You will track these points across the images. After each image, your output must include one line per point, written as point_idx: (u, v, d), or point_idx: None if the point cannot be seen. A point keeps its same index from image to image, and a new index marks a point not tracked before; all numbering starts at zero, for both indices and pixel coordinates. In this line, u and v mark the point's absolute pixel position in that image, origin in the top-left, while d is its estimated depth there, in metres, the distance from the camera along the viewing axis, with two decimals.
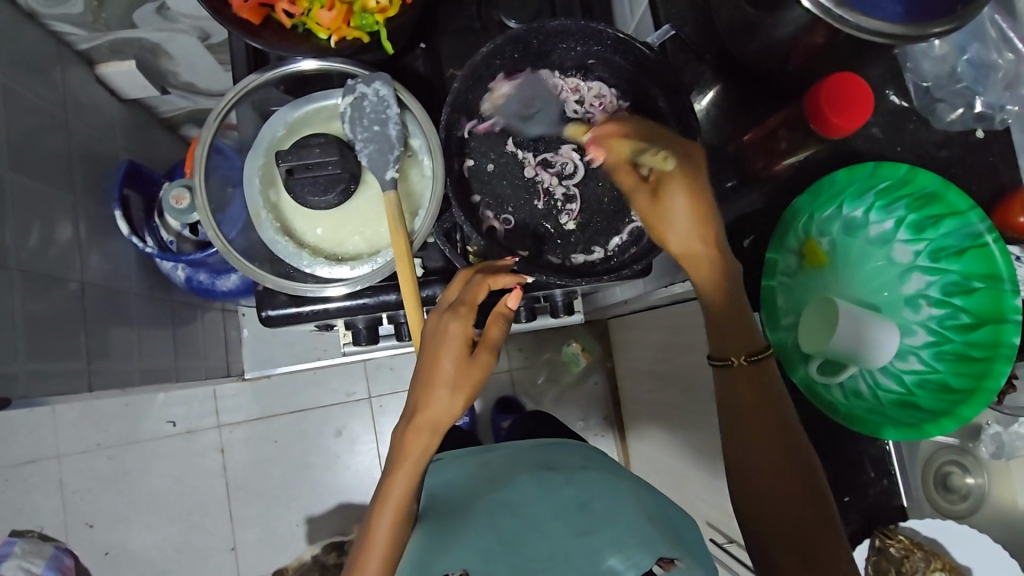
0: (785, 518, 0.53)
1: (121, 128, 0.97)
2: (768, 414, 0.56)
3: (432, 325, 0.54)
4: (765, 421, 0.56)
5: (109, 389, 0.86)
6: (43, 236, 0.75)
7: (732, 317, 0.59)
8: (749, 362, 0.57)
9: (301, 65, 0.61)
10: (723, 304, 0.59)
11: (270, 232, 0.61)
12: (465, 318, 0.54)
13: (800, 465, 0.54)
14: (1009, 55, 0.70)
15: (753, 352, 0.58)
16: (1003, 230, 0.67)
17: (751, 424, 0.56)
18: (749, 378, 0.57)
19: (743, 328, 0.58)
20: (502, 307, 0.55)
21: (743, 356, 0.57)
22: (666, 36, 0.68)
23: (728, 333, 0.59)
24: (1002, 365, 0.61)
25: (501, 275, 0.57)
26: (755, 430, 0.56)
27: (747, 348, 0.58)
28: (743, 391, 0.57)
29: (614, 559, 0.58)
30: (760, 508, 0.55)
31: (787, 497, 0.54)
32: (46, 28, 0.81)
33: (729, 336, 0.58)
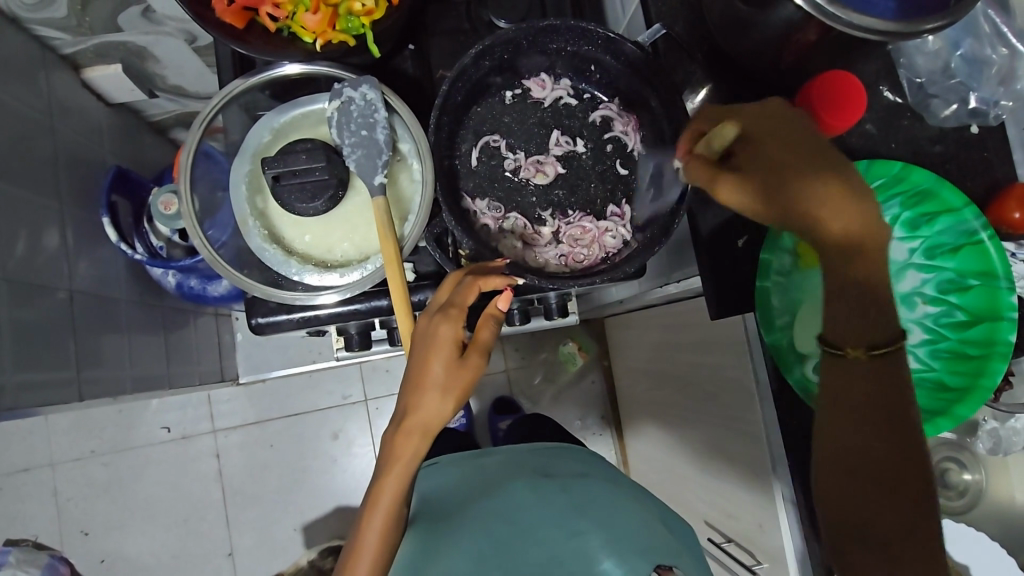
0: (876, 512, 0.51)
1: (108, 133, 0.96)
2: (870, 403, 0.51)
3: (421, 328, 0.53)
4: (859, 408, 0.52)
5: (100, 398, 0.86)
6: (30, 244, 0.74)
7: (866, 306, 0.51)
8: (870, 355, 0.51)
9: (285, 69, 0.60)
10: (848, 272, 0.51)
11: (258, 239, 0.60)
12: (456, 321, 0.52)
13: (897, 459, 0.51)
14: (1003, 51, 0.70)
15: (876, 344, 0.51)
16: (999, 227, 0.67)
17: (850, 409, 0.52)
18: (866, 368, 0.51)
19: (870, 311, 0.51)
20: (493, 309, 0.54)
21: (863, 348, 0.51)
22: (657, 36, 0.67)
23: (839, 315, 0.52)
24: (998, 363, 0.60)
25: (492, 276, 0.55)
26: (855, 418, 0.52)
27: (868, 338, 0.51)
28: (848, 377, 0.52)
29: (609, 563, 0.59)
30: (850, 494, 0.52)
31: (885, 485, 0.51)
32: (30, 32, 0.79)
33: (856, 322, 0.51)
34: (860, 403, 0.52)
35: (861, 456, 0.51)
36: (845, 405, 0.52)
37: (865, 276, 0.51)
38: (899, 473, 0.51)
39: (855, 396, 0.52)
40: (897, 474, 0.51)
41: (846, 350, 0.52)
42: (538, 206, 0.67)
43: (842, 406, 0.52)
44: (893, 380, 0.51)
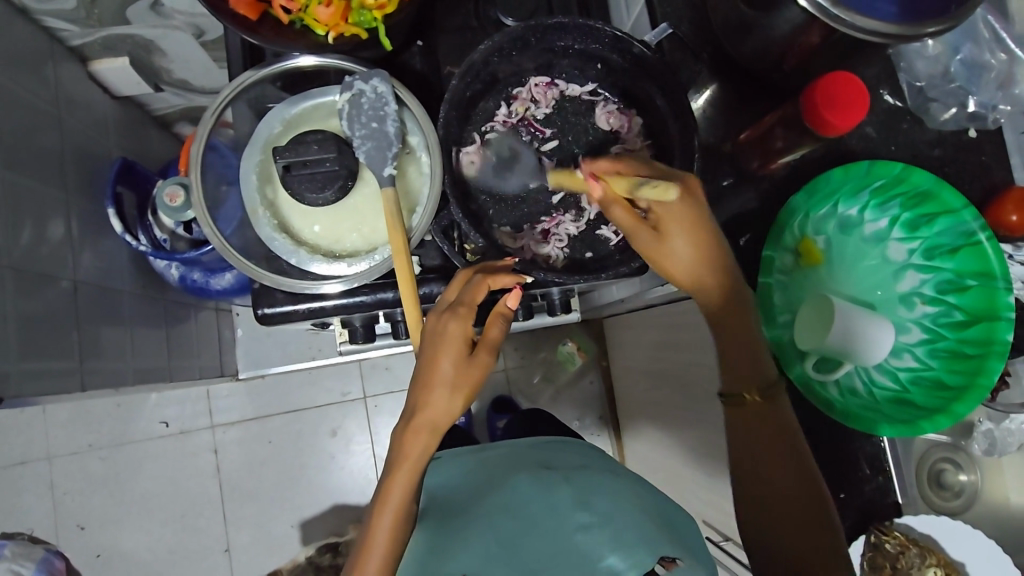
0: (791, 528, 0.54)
1: (114, 125, 0.96)
2: (768, 430, 0.56)
3: (430, 326, 0.53)
4: (757, 438, 0.57)
5: (102, 389, 0.85)
6: (34, 234, 0.74)
7: (737, 354, 0.57)
8: (762, 397, 0.56)
9: (297, 61, 0.61)
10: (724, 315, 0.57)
11: (267, 229, 0.60)
12: (464, 319, 0.53)
13: (806, 492, 0.55)
14: (1001, 55, 0.71)
15: (767, 388, 0.56)
16: (996, 230, 0.67)
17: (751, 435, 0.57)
18: (757, 409, 0.57)
19: (755, 359, 0.57)
20: (502, 307, 0.54)
21: (755, 391, 0.56)
22: (663, 34, 0.70)
23: (738, 363, 0.58)
24: (995, 362, 0.61)
25: (501, 275, 0.56)
26: (760, 448, 0.56)
27: (759, 381, 0.57)
28: (753, 418, 0.57)
29: (613, 559, 0.58)
30: (766, 519, 0.55)
31: (788, 508, 0.54)
32: (39, 23, 0.80)
33: (744, 364, 0.57)
34: (761, 433, 0.56)
35: (767, 481, 0.56)
36: (752, 432, 0.57)
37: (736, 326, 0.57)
38: (801, 502, 0.54)
39: (751, 429, 0.57)
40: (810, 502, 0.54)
41: (742, 394, 0.57)
42: (547, 203, 0.67)
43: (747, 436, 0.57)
44: (787, 419, 0.57)
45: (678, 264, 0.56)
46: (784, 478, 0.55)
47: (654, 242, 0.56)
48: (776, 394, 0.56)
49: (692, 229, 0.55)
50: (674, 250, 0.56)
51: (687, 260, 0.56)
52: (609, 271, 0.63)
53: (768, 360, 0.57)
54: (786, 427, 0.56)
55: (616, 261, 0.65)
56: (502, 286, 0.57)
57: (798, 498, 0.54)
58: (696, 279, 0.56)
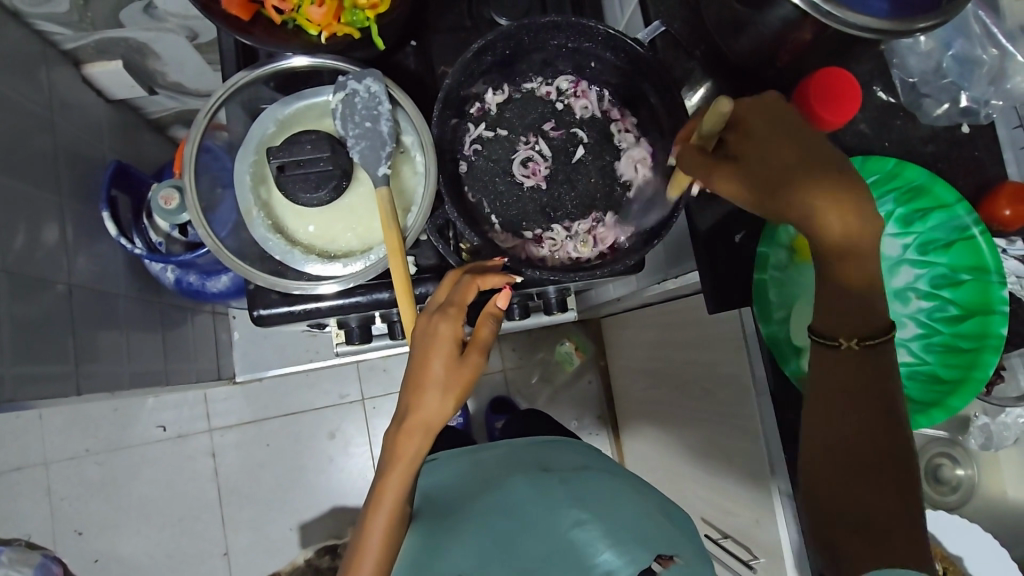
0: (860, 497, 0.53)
1: (108, 129, 0.96)
2: (862, 385, 0.53)
3: (421, 327, 0.53)
4: (846, 394, 0.54)
5: (98, 393, 0.85)
6: (29, 238, 0.74)
7: (845, 302, 0.53)
8: (860, 346, 0.53)
9: (291, 61, 0.60)
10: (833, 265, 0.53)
11: (262, 229, 0.60)
12: (455, 320, 0.53)
13: (886, 448, 0.53)
14: (992, 51, 0.70)
15: (868, 337, 0.53)
16: (990, 224, 0.68)
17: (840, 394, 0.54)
18: (852, 359, 0.53)
19: (862, 308, 0.53)
20: (491, 307, 0.54)
21: (854, 339, 0.53)
22: (656, 32, 0.69)
23: (842, 315, 0.53)
24: (990, 356, 0.61)
25: (491, 275, 0.56)
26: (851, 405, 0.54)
27: (861, 331, 0.53)
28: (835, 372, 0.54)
29: (608, 555, 0.59)
30: (838, 481, 0.54)
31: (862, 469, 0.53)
32: (31, 27, 0.80)
33: (845, 313, 0.53)
34: (856, 386, 0.54)
35: (848, 442, 0.54)
36: (837, 389, 0.54)
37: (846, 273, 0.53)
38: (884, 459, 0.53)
39: (839, 385, 0.54)
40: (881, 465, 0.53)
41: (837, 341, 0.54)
42: (542, 201, 0.67)
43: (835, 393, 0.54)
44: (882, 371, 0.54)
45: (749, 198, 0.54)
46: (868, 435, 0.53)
47: (735, 168, 0.53)
48: (876, 345, 0.53)
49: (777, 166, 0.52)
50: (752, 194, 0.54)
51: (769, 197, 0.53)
52: (603, 268, 0.63)
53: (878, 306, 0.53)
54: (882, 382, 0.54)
55: (612, 258, 0.65)
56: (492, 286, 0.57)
57: (877, 453, 0.53)
58: (791, 201, 0.52)
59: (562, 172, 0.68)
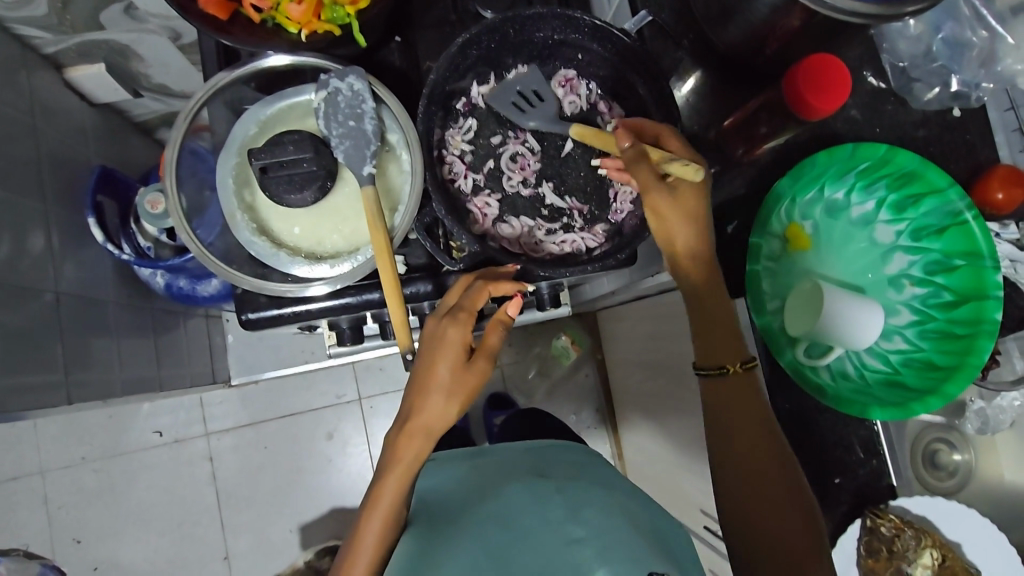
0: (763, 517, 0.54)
1: (93, 133, 0.95)
2: (747, 403, 0.57)
3: (430, 331, 0.53)
4: (737, 415, 0.57)
5: (90, 402, 0.84)
6: (14, 247, 0.73)
7: (722, 327, 0.59)
8: (743, 370, 0.58)
9: (271, 61, 0.59)
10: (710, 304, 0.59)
11: (247, 232, 0.59)
12: (464, 326, 0.52)
13: (778, 461, 0.56)
14: (983, 32, 0.68)
15: (745, 361, 0.58)
16: (982, 208, 0.67)
17: (733, 416, 0.57)
18: (738, 383, 0.58)
19: (733, 335, 0.59)
20: (502, 314, 0.53)
21: (737, 363, 0.58)
22: (643, 22, 0.68)
23: (714, 342, 0.59)
24: (985, 341, 0.61)
25: (504, 281, 0.55)
26: (743, 423, 0.57)
27: (738, 356, 0.59)
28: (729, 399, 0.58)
29: (602, 574, 0.56)
30: (740, 501, 0.55)
31: (761, 480, 0.55)
32: (10, 31, 0.78)
33: (719, 339, 0.59)
34: (742, 405, 0.57)
35: (744, 461, 0.56)
36: (734, 409, 0.57)
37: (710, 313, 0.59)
38: (776, 470, 0.55)
39: (729, 409, 0.58)
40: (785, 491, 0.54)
41: (724, 367, 0.58)
42: (531, 197, 0.67)
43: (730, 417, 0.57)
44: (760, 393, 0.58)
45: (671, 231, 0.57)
46: (762, 452, 0.56)
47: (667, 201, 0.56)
48: (752, 367, 0.58)
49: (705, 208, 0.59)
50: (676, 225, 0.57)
51: (696, 238, 0.58)
52: (595, 262, 0.62)
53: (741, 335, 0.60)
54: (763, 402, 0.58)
55: (604, 252, 0.64)
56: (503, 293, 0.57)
57: (770, 466, 0.55)
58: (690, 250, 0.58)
59: (551, 164, 0.67)
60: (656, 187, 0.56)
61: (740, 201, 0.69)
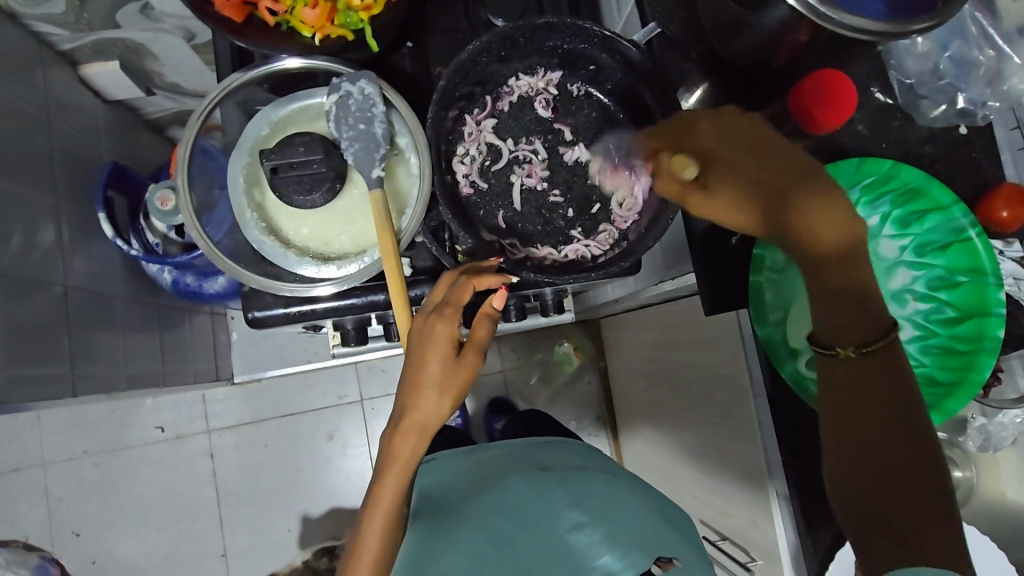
0: (900, 501, 0.46)
1: (105, 130, 0.96)
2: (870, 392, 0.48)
3: (417, 327, 0.53)
4: (871, 400, 0.48)
5: (95, 395, 0.85)
6: (24, 239, 0.74)
7: (837, 299, 0.49)
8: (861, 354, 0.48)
9: (284, 63, 0.60)
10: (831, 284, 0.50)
11: (255, 231, 0.60)
12: (451, 320, 0.53)
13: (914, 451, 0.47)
14: (989, 52, 0.70)
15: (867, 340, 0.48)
16: (988, 226, 0.68)
17: (858, 396, 0.48)
18: (860, 368, 0.48)
19: (857, 310, 0.49)
20: (488, 307, 0.54)
21: (853, 346, 0.48)
22: (652, 34, 0.69)
23: (849, 316, 0.49)
24: (986, 358, 0.61)
25: (486, 275, 0.56)
26: (863, 395, 0.48)
27: (859, 337, 0.48)
28: (857, 379, 0.48)
29: (608, 557, 0.59)
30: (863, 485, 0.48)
31: (896, 473, 0.47)
32: (29, 28, 0.80)
33: (839, 317, 0.49)
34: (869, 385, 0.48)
35: (867, 456, 0.48)
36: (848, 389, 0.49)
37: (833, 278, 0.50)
38: (905, 456, 0.47)
39: (852, 390, 0.48)
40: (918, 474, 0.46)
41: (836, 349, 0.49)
42: (537, 204, 0.67)
43: (855, 404, 0.48)
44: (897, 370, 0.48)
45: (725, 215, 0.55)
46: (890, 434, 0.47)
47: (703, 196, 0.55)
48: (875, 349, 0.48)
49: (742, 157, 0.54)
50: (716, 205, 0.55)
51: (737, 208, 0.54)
52: (601, 269, 0.63)
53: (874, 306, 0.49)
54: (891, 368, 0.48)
55: (610, 259, 0.65)
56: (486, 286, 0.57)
57: (899, 450, 0.47)
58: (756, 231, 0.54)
59: (554, 171, 0.68)
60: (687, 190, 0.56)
61: None
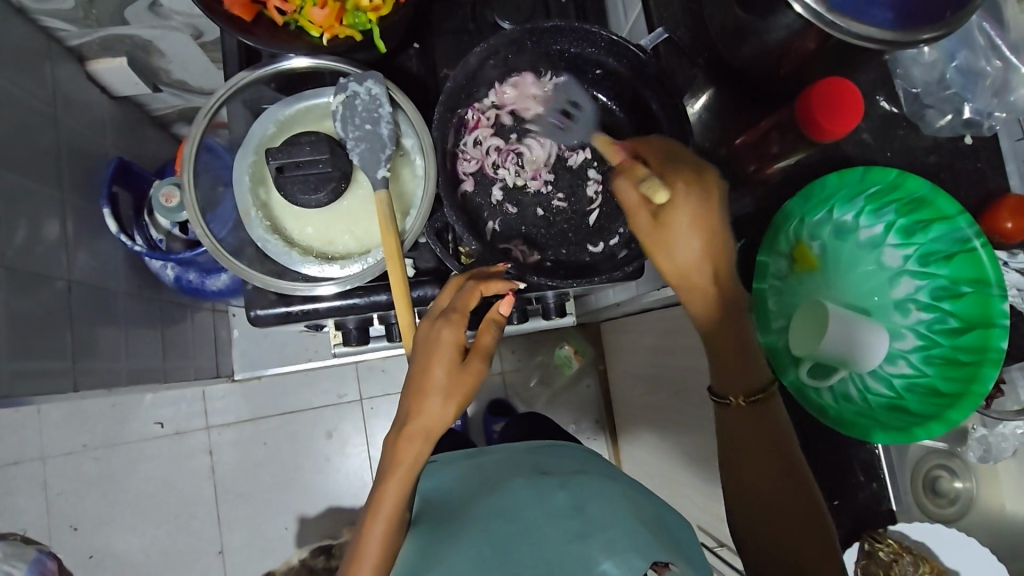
0: (780, 528, 0.53)
1: (111, 125, 0.96)
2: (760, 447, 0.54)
3: (424, 332, 0.53)
4: (746, 444, 0.55)
5: (95, 389, 0.85)
6: (29, 233, 0.74)
7: (733, 357, 0.55)
8: (750, 403, 0.55)
9: (292, 62, 0.61)
10: (723, 341, 0.55)
11: (260, 230, 0.60)
12: (457, 326, 0.53)
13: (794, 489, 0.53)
14: (997, 63, 0.70)
15: (755, 392, 0.55)
16: (992, 237, 0.67)
17: (743, 441, 0.55)
18: (747, 416, 0.55)
19: (744, 362, 0.55)
20: (495, 313, 0.54)
21: (742, 396, 0.55)
22: (659, 40, 0.68)
23: (732, 372, 0.56)
24: (989, 370, 0.60)
25: (494, 281, 0.55)
26: (745, 436, 0.55)
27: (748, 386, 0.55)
28: (742, 426, 0.55)
29: (607, 563, 0.57)
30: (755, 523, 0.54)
31: (779, 510, 0.53)
32: (37, 23, 0.80)
33: (729, 371, 0.56)
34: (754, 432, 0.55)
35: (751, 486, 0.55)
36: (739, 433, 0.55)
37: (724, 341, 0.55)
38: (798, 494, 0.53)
39: (740, 436, 0.55)
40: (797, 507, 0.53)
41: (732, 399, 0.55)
42: (540, 206, 0.68)
43: (738, 444, 0.55)
44: (774, 418, 0.55)
45: (680, 256, 0.54)
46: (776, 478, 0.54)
47: (652, 231, 0.55)
48: (762, 398, 0.55)
49: (711, 215, 0.54)
50: (676, 241, 0.54)
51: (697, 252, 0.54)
52: (606, 273, 0.63)
53: (758, 364, 0.55)
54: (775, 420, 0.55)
55: (613, 263, 0.65)
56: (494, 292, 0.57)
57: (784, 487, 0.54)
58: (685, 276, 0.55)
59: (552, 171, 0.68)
60: (637, 208, 0.56)
61: (748, 220, 0.69)
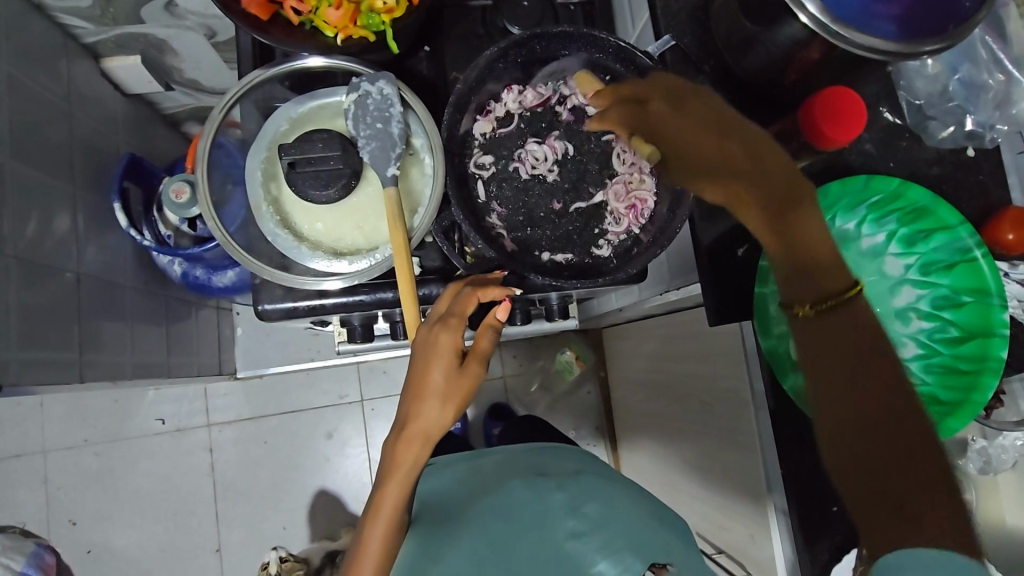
0: (877, 443, 0.47)
1: (123, 122, 0.98)
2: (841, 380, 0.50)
3: (421, 337, 0.53)
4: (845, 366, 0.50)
5: (101, 382, 0.86)
6: (40, 225, 0.74)
7: (798, 268, 0.54)
8: (817, 310, 0.52)
9: (307, 62, 0.62)
10: (793, 245, 0.54)
11: (271, 224, 0.61)
12: (455, 330, 0.53)
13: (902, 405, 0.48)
14: (998, 77, 0.70)
15: (831, 296, 0.52)
16: (993, 247, 0.68)
17: (832, 365, 0.51)
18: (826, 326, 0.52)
19: (823, 270, 0.53)
20: (491, 319, 0.55)
21: (809, 303, 0.53)
22: (666, 46, 0.70)
23: (796, 280, 0.54)
24: (990, 378, 0.61)
25: (491, 287, 0.57)
26: (840, 352, 0.51)
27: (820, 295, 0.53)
28: (826, 342, 0.52)
29: (604, 564, 0.59)
30: (845, 452, 0.48)
31: (884, 430, 0.47)
32: (55, 20, 0.81)
33: (796, 279, 0.54)
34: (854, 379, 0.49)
35: (848, 401, 0.49)
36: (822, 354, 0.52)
37: (813, 254, 0.54)
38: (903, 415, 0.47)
39: (831, 359, 0.51)
40: (902, 427, 0.47)
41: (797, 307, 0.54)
42: (545, 206, 0.68)
43: (825, 365, 0.51)
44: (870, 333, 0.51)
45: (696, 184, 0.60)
46: (892, 412, 0.47)
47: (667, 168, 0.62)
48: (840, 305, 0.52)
49: (684, 114, 0.59)
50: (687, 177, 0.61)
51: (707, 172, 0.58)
52: (607, 275, 0.63)
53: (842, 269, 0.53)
54: (880, 353, 0.50)
55: (619, 265, 0.65)
56: (491, 298, 0.58)
57: (890, 411, 0.47)
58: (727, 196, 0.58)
59: (557, 172, 0.68)
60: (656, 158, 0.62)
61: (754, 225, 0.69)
